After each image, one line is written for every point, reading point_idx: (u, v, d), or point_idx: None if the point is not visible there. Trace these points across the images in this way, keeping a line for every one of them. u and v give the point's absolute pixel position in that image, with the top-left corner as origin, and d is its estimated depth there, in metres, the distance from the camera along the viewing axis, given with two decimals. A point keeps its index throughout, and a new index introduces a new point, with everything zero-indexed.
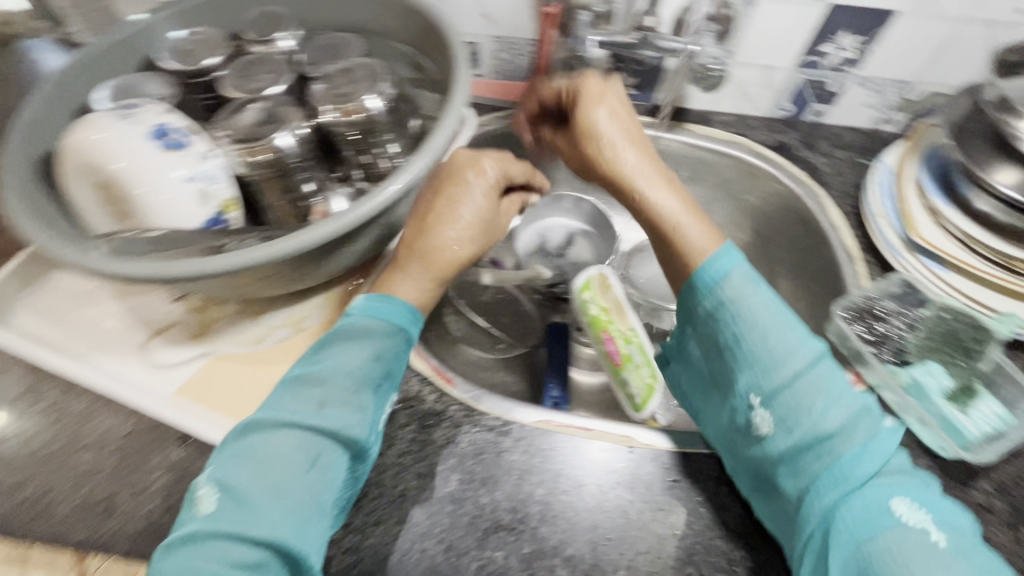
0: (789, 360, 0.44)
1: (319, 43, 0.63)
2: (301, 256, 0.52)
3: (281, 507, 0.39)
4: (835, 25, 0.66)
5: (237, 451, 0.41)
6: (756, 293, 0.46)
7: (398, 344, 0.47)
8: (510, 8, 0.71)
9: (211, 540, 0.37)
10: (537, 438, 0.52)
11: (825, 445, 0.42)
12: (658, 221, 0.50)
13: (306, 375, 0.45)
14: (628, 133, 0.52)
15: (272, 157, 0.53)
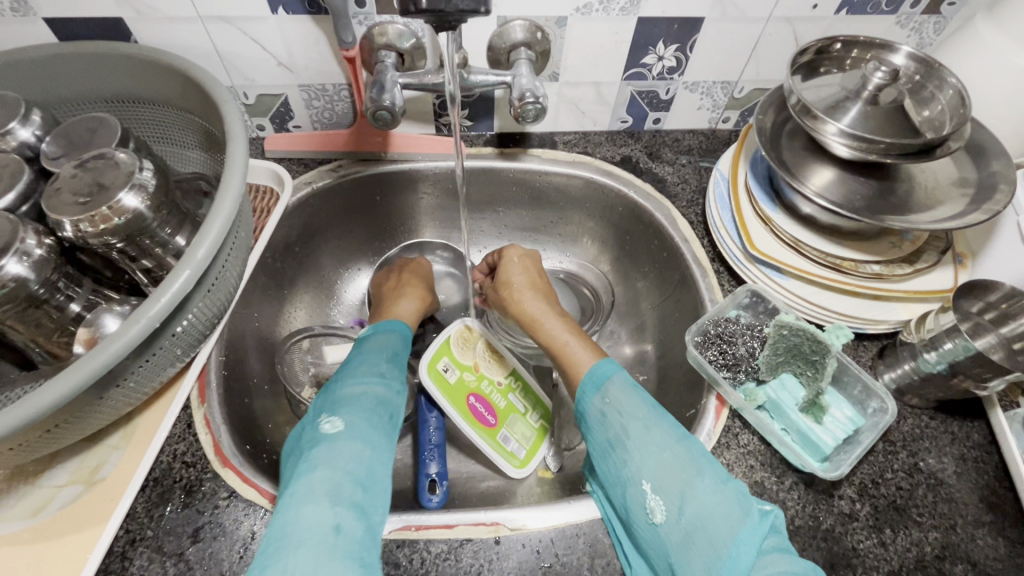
0: (668, 446, 0.43)
1: (65, 129, 0.52)
2: (53, 417, 0.41)
3: (383, 438, 0.46)
4: (649, 38, 0.65)
5: (349, 401, 0.48)
6: (634, 396, 0.47)
7: (411, 349, 0.59)
8: (309, 55, 0.63)
9: (351, 447, 0.43)
10: (394, 552, 0.46)
11: (711, 532, 0.38)
12: (557, 349, 0.54)
13: (373, 359, 0.54)
14: (535, 284, 0.61)
15: (0, 293, 0.42)
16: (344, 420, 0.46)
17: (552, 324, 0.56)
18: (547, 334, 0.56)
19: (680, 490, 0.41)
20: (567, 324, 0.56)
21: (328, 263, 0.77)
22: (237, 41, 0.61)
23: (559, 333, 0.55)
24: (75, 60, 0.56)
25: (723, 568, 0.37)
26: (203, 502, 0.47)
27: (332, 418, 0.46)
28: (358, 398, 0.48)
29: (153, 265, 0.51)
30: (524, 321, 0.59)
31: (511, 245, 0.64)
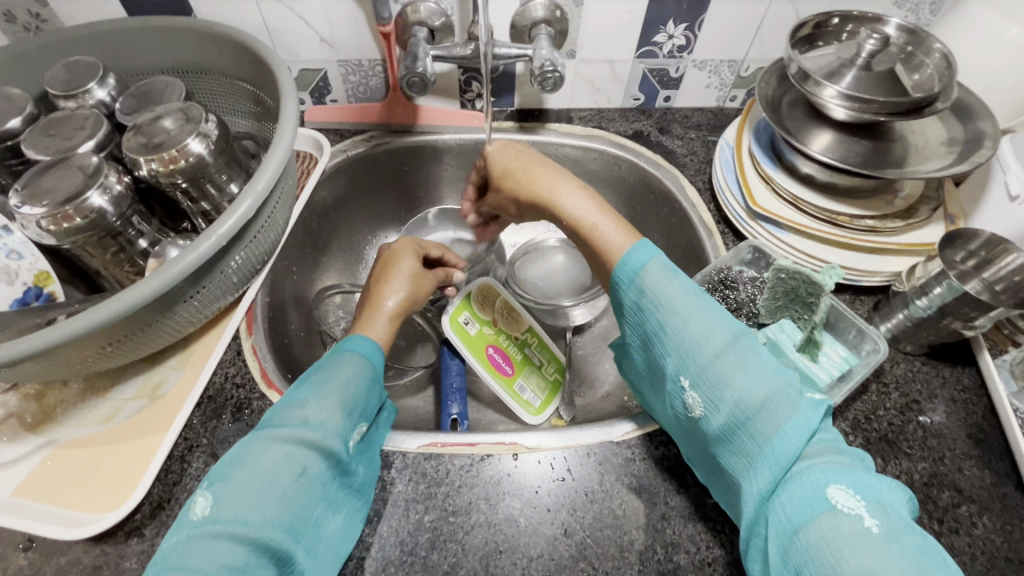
0: (710, 340, 0.41)
1: (135, 90, 0.59)
2: (123, 325, 0.47)
3: (270, 511, 0.39)
4: (660, 17, 0.70)
5: (240, 463, 0.41)
6: (674, 284, 0.44)
7: (371, 375, 0.49)
8: (348, 32, 0.70)
9: (211, 537, 0.37)
10: (422, 464, 0.51)
11: (752, 425, 0.39)
12: (584, 229, 0.51)
13: (302, 399, 0.45)
14: (533, 163, 0.57)
15: (87, 220, 0.48)
16: (217, 496, 0.39)
17: (566, 202, 0.52)
18: (568, 213, 0.52)
19: (718, 385, 0.41)
20: (591, 202, 0.52)
21: (359, 228, 0.83)
22: (285, 18, 0.68)
23: (581, 212, 0.51)
24: (144, 32, 0.62)
25: (766, 456, 0.38)
26: (252, 417, 0.53)
27: (208, 490, 0.39)
28: (249, 461, 0.41)
29: (210, 208, 0.58)
30: (539, 203, 0.55)
31: (486, 147, 0.62)
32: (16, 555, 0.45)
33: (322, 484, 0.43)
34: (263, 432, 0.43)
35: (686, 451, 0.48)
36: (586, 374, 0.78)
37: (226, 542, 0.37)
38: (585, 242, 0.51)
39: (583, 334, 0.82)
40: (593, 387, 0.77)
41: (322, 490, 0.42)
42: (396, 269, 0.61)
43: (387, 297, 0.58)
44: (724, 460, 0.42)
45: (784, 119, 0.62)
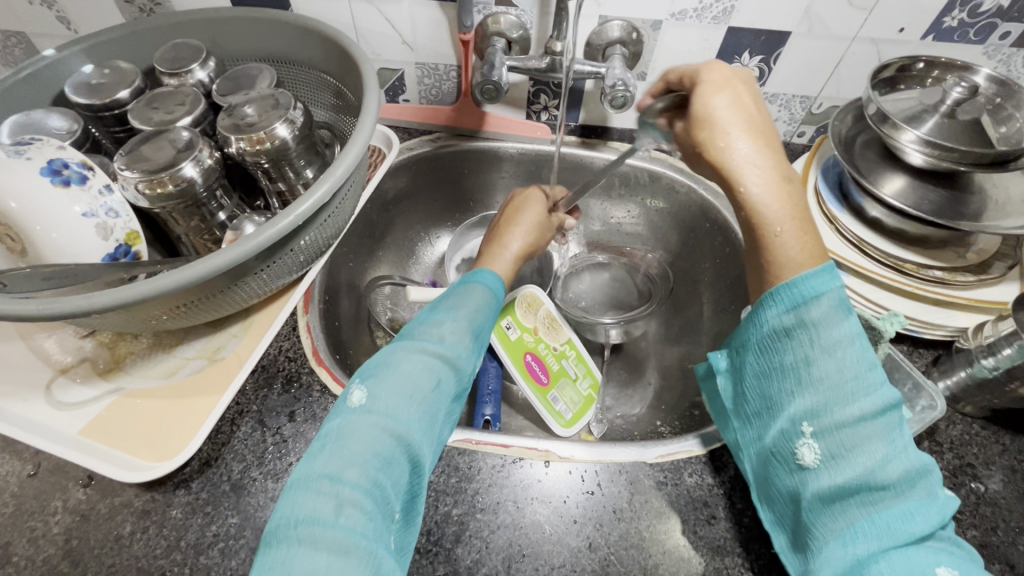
0: (859, 398, 0.40)
1: (232, 75, 0.64)
2: (230, 272, 0.51)
3: (413, 412, 0.41)
4: (735, 47, 0.70)
5: (387, 365, 0.44)
6: (842, 329, 0.42)
7: (492, 307, 0.51)
8: (429, 36, 0.73)
9: (368, 423, 0.39)
10: (455, 458, 0.52)
11: (873, 493, 0.38)
12: (761, 230, 0.45)
13: (436, 318, 0.48)
14: (750, 121, 0.47)
15: (177, 190, 0.52)
16: (370, 390, 0.42)
17: (754, 189, 0.45)
18: (751, 204, 0.45)
19: (848, 441, 0.40)
20: (781, 198, 0.45)
21: (414, 224, 0.86)
22: (373, 19, 0.71)
23: (767, 205, 0.45)
24: (246, 23, 0.67)
25: (880, 521, 0.37)
26: (300, 391, 0.55)
27: (364, 387, 0.42)
28: (397, 363, 0.44)
29: (285, 188, 0.62)
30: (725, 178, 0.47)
31: (714, 66, 0.49)
32: (76, 489, 0.49)
33: (449, 398, 0.45)
34: (406, 342, 0.46)
35: (760, 498, 0.47)
36: (620, 395, 0.78)
37: (380, 434, 0.39)
38: (756, 237, 0.46)
39: (621, 353, 0.82)
40: (625, 407, 0.77)
41: (448, 405, 0.45)
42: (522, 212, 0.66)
43: (513, 240, 0.62)
44: (812, 515, 0.41)
45: (854, 159, 0.61)
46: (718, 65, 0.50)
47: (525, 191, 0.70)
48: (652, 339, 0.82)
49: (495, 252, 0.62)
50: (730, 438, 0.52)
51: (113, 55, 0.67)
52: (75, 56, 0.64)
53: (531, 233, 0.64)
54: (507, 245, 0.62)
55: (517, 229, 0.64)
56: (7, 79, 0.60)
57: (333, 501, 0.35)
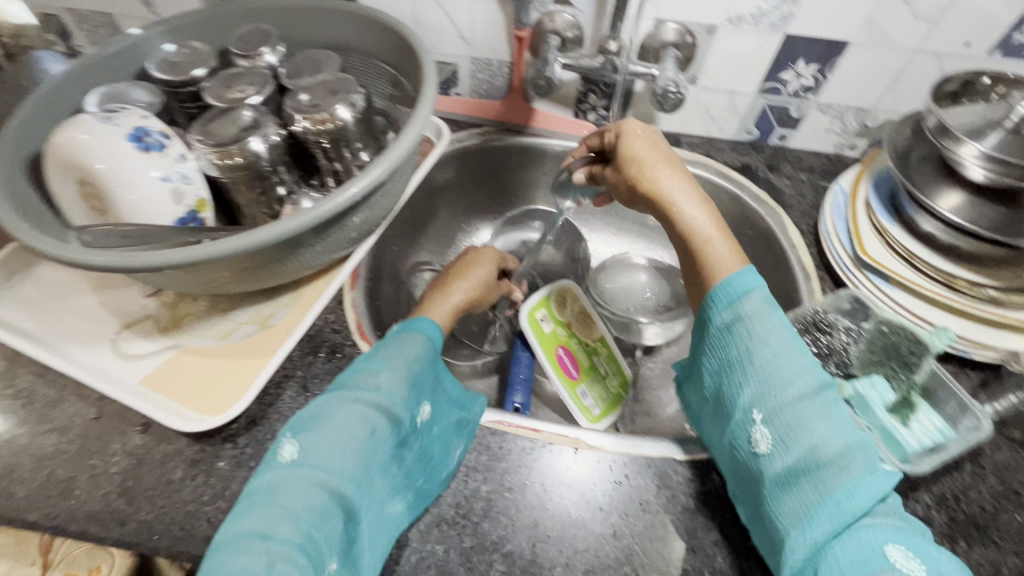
0: (795, 383, 0.42)
1: (299, 60, 0.67)
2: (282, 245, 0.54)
3: (346, 464, 0.43)
4: (791, 55, 0.70)
5: (320, 418, 0.45)
6: (772, 319, 0.44)
7: (429, 355, 0.52)
8: (486, 32, 0.75)
9: (299, 479, 0.41)
10: (487, 437, 0.54)
11: (820, 474, 0.39)
12: (695, 241, 0.49)
13: (370, 366, 0.49)
14: (665, 159, 0.54)
15: (245, 161, 0.55)
16: (302, 437, 0.43)
17: (685, 209, 0.50)
18: (681, 221, 0.50)
19: (792, 426, 0.41)
20: (707, 214, 0.50)
21: (455, 215, 0.88)
22: (434, 13, 0.74)
23: (699, 220, 0.50)
24: (315, 12, 0.71)
25: (830, 503, 0.38)
26: (343, 361, 0.58)
27: (293, 438, 0.44)
28: (329, 412, 0.45)
29: (341, 169, 0.65)
30: (654, 203, 0.52)
31: (629, 121, 0.57)
32: (134, 434, 0.52)
33: (388, 446, 0.46)
34: (339, 390, 0.47)
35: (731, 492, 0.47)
36: (650, 396, 0.78)
37: (311, 487, 0.41)
38: (690, 252, 0.50)
39: (653, 356, 0.82)
40: (654, 409, 0.77)
41: (387, 453, 0.46)
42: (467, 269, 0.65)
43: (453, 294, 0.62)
44: (772, 507, 0.41)
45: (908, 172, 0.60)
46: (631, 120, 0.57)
47: (481, 249, 0.70)
48: (685, 344, 0.82)
49: (436, 301, 0.61)
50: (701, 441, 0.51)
51: (192, 37, 0.71)
52: (158, 36, 0.69)
53: (472, 290, 0.64)
54: (449, 299, 0.61)
55: (468, 282, 0.64)
56: (97, 54, 0.65)
57: (263, 557, 0.37)
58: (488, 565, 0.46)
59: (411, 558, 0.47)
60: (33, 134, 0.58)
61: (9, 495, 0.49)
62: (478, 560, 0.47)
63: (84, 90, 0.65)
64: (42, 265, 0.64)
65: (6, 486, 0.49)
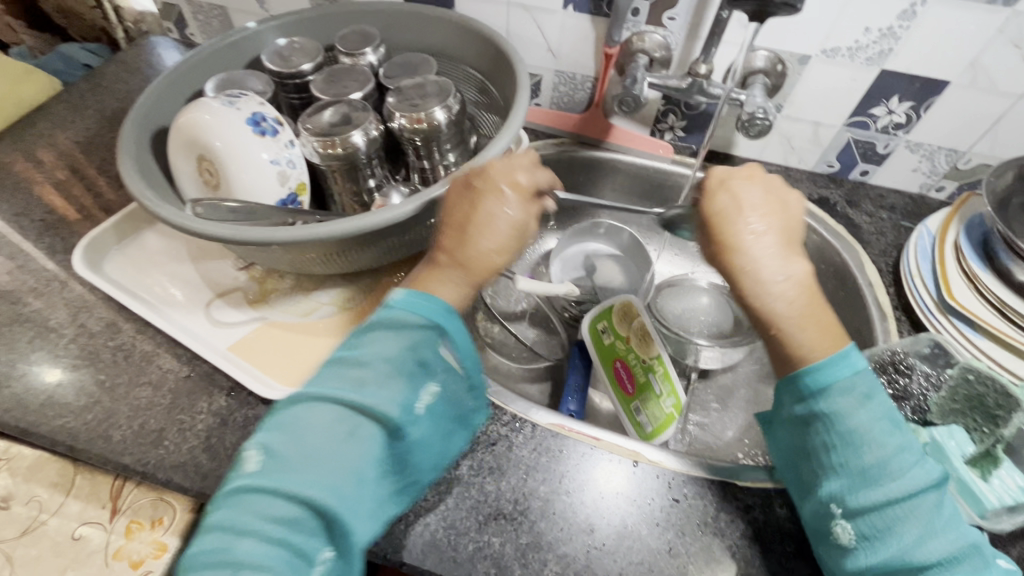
0: (897, 483, 0.41)
1: (398, 62, 0.71)
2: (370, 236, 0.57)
3: (316, 474, 0.39)
4: (886, 90, 0.69)
5: (290, 419, 0.41)
6: (868, 415, 0.43)
7: (427, 341, 0.44)
8: (575, 46, 0.77)
9: (260, 494, 0.38)
10: (548, 439, 0.54)
11: (916, 572, 0.40)
12: (783, 344, 0.44)
13: (358, 356, 0.43)
14: (775, 232, 0.45)
15: (345, 152, 0.59)
16: (266, 441, 0.40)
17: (785, 310, 0.43)
18: (779, 327, 0.43)
19: (885, 526, 0.41)
20: (807, 312, 0.43)
21: None
22: (527, 25, 0.77)
23: (796, 327, 0.43)
24: (415, 18, 0.75)
25: None
26: None
27: (258, 447, 0.40)
28: (299, 417, 0.41)
29: (428, 167, 0.68)
30: (744, 294, 0.44)
31: (720, 172, 0.48)
32: (219, 396, 0.56)
33: (374, 444, 0.41)
34: (310, 387, 0.42)
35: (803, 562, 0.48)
36: (702, 421, 0.77)
37: (272, 496, 0.38)
38: (778, 348, 0.44)
39: (708, 381, 0.81)
40: (706, 435, 0.76)
41: (374, 452, 0.41)
42: (494, 207, 0.48)
43: (482, 246, 0.47)
44: None
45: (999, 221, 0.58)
46: (716, 168, 0.48)
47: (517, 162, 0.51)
48: (743, 373, 0.81)
49: (444, 274, 0.47)
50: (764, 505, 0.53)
51: (300, 33, 0.76)
52: (271, 30, 0.74)
53: (504, 242, 0.48)
54: (476, 254, 0.47)
55: (483, 245, 0.47)
56: (217, 42, 0.71)
57: (229, 570, 0.37)
58: (543, 565, 0.47)
59: (468, 546, 0.48)
60: (156, 111, 0.64)
61: (106, 438, 0.53)
62: (533, 557, 0.48)
63: (201, 75, 0.70)
64: (148, 232, 0.69)
65: (104, 430, 0.54)
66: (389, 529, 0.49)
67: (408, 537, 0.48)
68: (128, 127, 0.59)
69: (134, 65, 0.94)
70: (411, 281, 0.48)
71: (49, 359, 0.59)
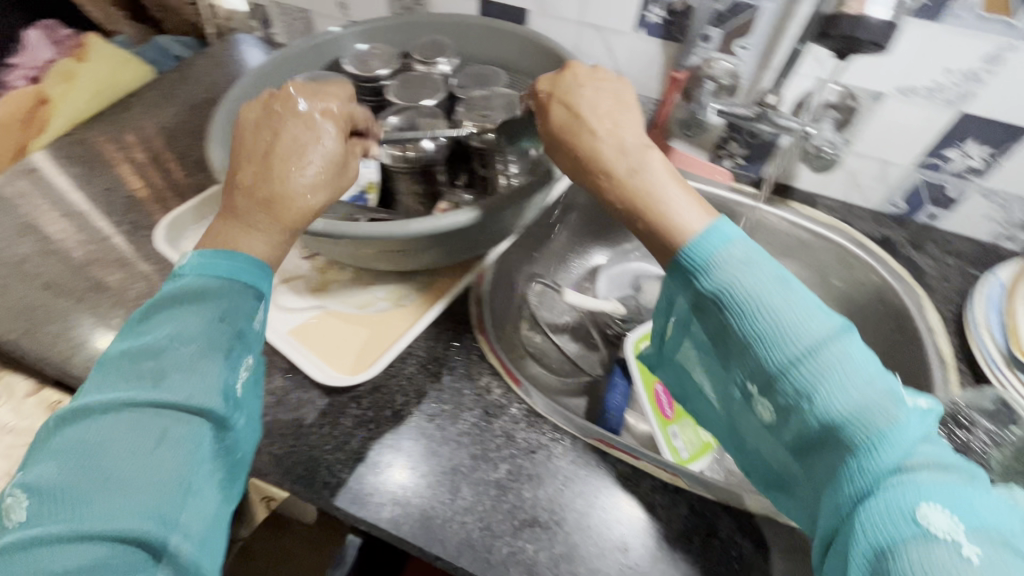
0: (798, 334, 0.38)
1: (470, 73, 0.74)
2: (434, 240, 0.58)
3: (118, 495, 0.35)
4: (963, 133, 0.67)
5: (69, 445, 0.37)
6: (758, 272, 0.40)
7: (203, 316, 0.42)
8: (642, 69, 0.78)
9: (55, 534, 0.34)
10: (588, 453, 0.55)
11: (835, 439, 0.37)
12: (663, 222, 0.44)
13: (149, 348, 0.40)
14: (609, 114, 0.50)
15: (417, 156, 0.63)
16: (39, 476, 0.36)
17: (663, 189, 0.45)
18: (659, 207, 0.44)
19: (800, 398, 0.38)
20: (686, 199, 0.45)
21: (574, 236, 0.90)
22: (597, 45, 0.78)
23: (676, 207, 0.44)
24: (488, 32, 0.77)
25: (851, 469, 0.36)
26: (464, 350, 0.62)
27: (22, 488, 0.36)
28: (87, 438, 0.37)
29: (490, 176, 0.68)
30: (618, 184, 0.46)
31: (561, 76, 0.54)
32: (277, 377, 0.59)
33: (190, 440, 0.39)
34: (93, 400, 0.38)
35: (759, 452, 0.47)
36: None
37: (68, 542, 0.34)
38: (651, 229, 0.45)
39: None
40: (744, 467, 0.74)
41: (193, 450, 0.39)
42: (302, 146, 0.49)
43: (303, 190, 0.47)
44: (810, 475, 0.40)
45: None
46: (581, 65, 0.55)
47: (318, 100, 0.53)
48: None
49: (239, 226, 0.46)
50: (705, 404, 0.53)
51: (379, 39, 0.80)
52: (353, 35, 0.78)
53: (318, 180, 0.48)
54: (300, 202, 0.47)
55: (294, 180, 0.47)
56: (304, 43, 0.75)
57: None
58: None
59: (502, 550, 0.49)
60: (244, 105, 0.68)
61: None
62: (564, 568, 0.48)
63: (287, 73, 0.74)
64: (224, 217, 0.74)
65: None
66: (427, 523, 0.50)
67: (444, 532, 0.50)
68: (219, 118, 0.64)
69: (222, 59, 1.01)
70: (209, 237, 0.46)
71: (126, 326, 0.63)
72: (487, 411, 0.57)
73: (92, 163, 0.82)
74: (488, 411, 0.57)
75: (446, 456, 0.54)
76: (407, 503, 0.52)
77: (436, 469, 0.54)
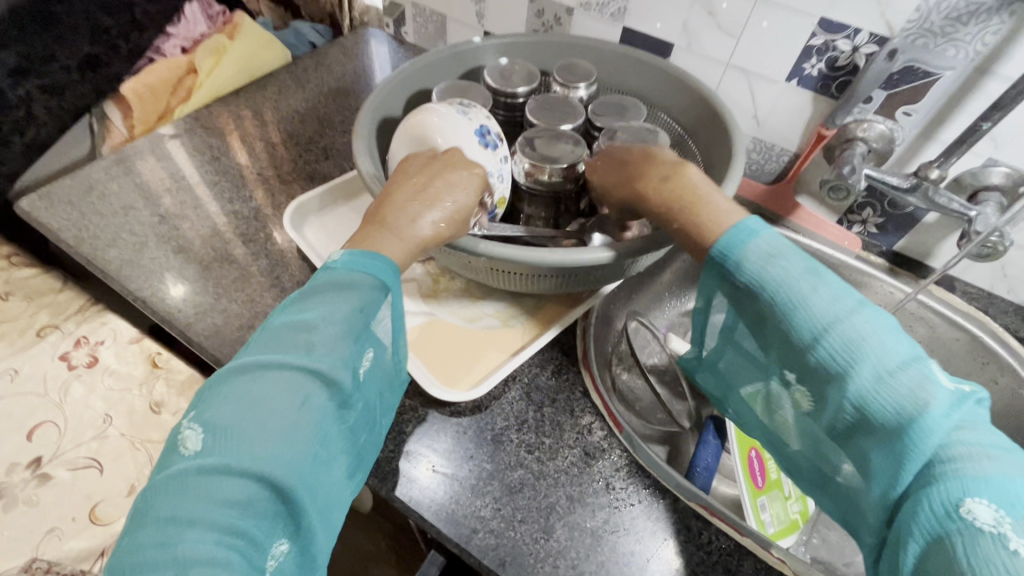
0: (832, 313, 0.41)
1: (607, 100, 0.73)
2: (570, 273, 0.56)
3: (265, 444, 0.37)
4: None
5: (222, 393, 0.39)
6: (795, 261, 0.43)
7: (352, 297, 0.44)
8: (785, 119, 0.74)
9: (208, 468, 0.36)
10: (689, 518, 0.52)
11: (875, 428, 0.39)
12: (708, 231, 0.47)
13: (303, 322, 0.43)
14: (643, 157, 0.55)
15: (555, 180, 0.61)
16: (208, 416, 0.38)
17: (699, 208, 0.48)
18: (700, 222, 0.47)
19: (840, 386, 0.40)
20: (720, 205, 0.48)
21: (678, 278, 0.87)
22: (739, 88, 0.75)
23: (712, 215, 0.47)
24: (629, 62, 0.76)
25: (905, 456, 0.37)
26: (567, 384, 0.61)
27: (195, 425, 0.38)
28: (249, 391, 0.39)
29: None
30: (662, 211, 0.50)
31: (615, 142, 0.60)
32: None
33: (325, 410, 0.41)
34: (250, 359, 0.41)
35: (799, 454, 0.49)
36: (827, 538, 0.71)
37: (223, 478, 0.36)
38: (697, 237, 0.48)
39: None
40: (833, 553, 0.69)
41: (323, 420, 0.41)
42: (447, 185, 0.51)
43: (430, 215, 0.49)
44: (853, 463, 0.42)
45: None
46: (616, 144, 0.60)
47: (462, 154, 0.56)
48: None
49: (384, 235, 0.48)
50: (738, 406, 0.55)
51: (516, 54, 0.80)
52: (492, 47, 0.79)
53: (453, 216, 0.51)
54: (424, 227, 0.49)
55: (428, 212, 0.50)
56: (446, 50, 0.76)
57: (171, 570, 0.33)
58: None
59: None
60: (385, 104, 0.69)
61: None
62: None
63: (426, 77, 0.75)
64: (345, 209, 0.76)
65: None
66: (520, 560, 0.49)
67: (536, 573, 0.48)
68: (364, 115, 0.65)
69: (354, 51, 1.04)
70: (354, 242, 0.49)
71: (249, 302, 0.66)
72: (587, 452, 0.56)
73: (228, 137, 0.86)
74: (588, 452, 0.56)
75: (544, 492, 0.53)
76: (500, 535, 0.50)
77: (532, 504, 0.52)
